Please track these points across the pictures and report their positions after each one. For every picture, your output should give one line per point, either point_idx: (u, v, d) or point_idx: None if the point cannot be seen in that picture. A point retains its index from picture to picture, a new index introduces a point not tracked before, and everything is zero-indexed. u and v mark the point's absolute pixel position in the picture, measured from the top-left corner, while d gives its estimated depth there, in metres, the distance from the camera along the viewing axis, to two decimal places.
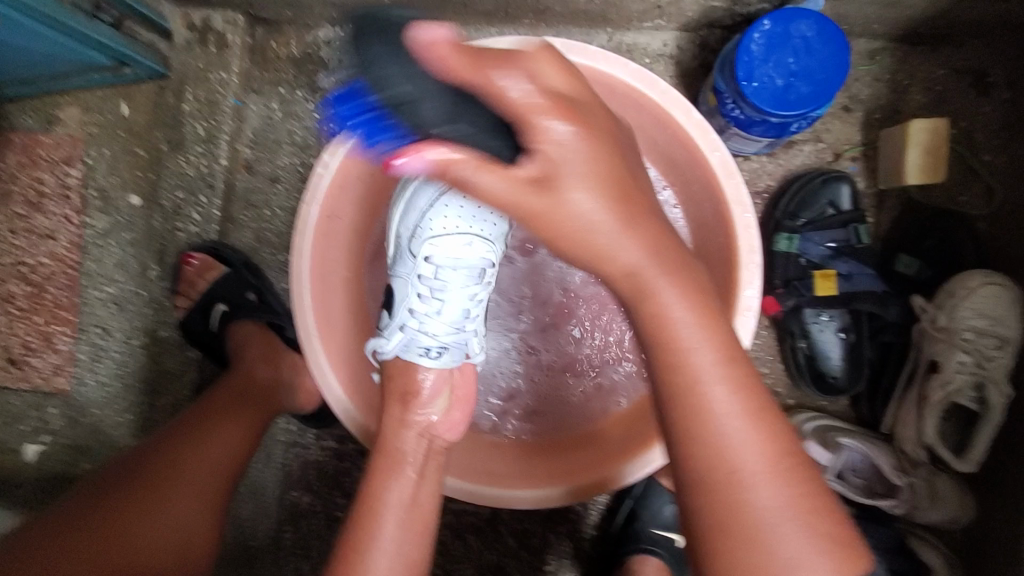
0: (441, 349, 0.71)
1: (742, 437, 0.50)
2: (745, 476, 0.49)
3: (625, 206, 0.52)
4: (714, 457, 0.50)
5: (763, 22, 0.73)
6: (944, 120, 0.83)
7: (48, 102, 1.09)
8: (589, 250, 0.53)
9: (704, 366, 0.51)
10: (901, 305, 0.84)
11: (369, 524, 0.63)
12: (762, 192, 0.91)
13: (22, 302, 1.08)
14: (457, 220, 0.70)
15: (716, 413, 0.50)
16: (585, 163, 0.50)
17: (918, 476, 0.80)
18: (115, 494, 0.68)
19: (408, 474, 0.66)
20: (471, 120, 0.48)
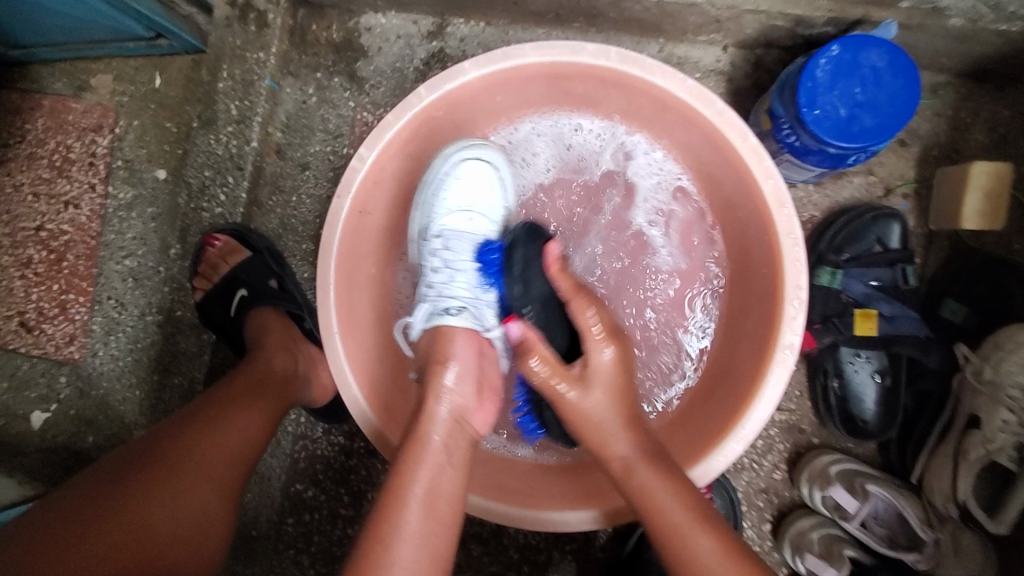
0: (462, 308, 0.71)
1: (705, 550, 0.58)
2: (708, 569, 0.57)
3: (632, 420, 0.65)
4: (685, 571, 0.58)
5: (831, 48, 0.70)
6: (1008, 164, 0.79)
7: (81, 67, 1.07)
8: (597, 443, 0.65)
9: (659, 488, 0.61)
10: (943, 352, 0.81)
11: (397, 511, 0.57)
12: (805, 223, 0.88)
13: (40, 268, 1.07)
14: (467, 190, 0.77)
15: (701, 561, 0.58)
16: (613, 386, 0.65)
17: (944, 532, 0.79)
18: (130, 477, 0.67)
19: (443, 466, 0.61)
20: (556, 325, 0.72)
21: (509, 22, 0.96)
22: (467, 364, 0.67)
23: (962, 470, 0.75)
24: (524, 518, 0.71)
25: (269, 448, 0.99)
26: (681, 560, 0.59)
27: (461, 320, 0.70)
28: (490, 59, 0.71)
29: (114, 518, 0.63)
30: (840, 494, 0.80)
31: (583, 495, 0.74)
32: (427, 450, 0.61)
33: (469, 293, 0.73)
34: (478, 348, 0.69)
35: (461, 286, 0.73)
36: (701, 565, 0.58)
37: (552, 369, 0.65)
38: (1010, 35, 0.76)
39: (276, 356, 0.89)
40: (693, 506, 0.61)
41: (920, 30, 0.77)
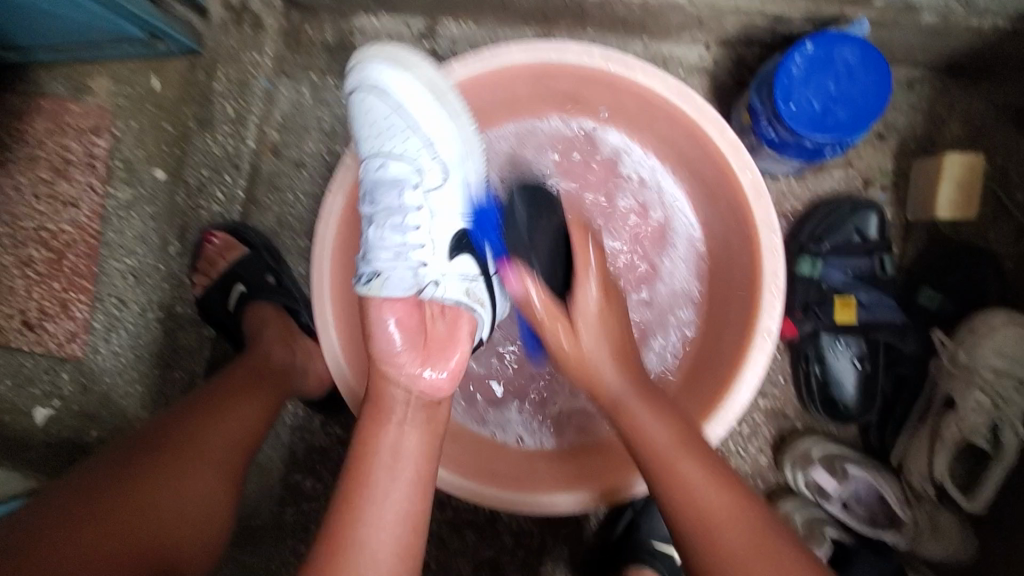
0: (372, 276, 0.64)
1: (655, 423, 0.65)
2: (665, 454, 0.63)
3: (610, 295, 0.72)
4: (644, 440, 0.64)
5: (806, 45, 0.72)
6: (979, 156, 0.83)
7: (80, 70, 1.09)
8: (589, 380, 0.70)
9: (642, 411, 0.66)
10: (920, 338, 0.84)
11: (366, 471, 0.61)
12: (786, 214, 0.90)
13: (41, 267, 1.09)
14: (393, 117, 0.67)
15: (653, 431, 0.64)
16: (598, 321, 0.70)
17: (920, 510, 0.82)
18: (140, 464, 0.69)
19: (403, 427, 0.64)
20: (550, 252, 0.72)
21: (499, 23, 0.98)
22: (399, 328, 0.64)
23: (938, 452, 0.78)
24: (510, 501, 0.73)
25: (268, 440, 1.02)
26: (635, 440, 0.65)
27: (371, 291, 0.64)
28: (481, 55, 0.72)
29: (119, 503, 0.65)
30: (821, 475, 0.84)
31: (568, 477, 0.76)
32: (384, 407, 0.64)
33: (390, 255, 0.65)
34: (407, 315, 0.65)
35: (389, 248, 0.65)
36: (650, 437, 0.64)
37: (550, 316, 0.70)
38: (982, 30, 0.78)
39: (275, 350, 0.92)
40: (676, 429, 0.65)
41: (894, 27, 0.80)
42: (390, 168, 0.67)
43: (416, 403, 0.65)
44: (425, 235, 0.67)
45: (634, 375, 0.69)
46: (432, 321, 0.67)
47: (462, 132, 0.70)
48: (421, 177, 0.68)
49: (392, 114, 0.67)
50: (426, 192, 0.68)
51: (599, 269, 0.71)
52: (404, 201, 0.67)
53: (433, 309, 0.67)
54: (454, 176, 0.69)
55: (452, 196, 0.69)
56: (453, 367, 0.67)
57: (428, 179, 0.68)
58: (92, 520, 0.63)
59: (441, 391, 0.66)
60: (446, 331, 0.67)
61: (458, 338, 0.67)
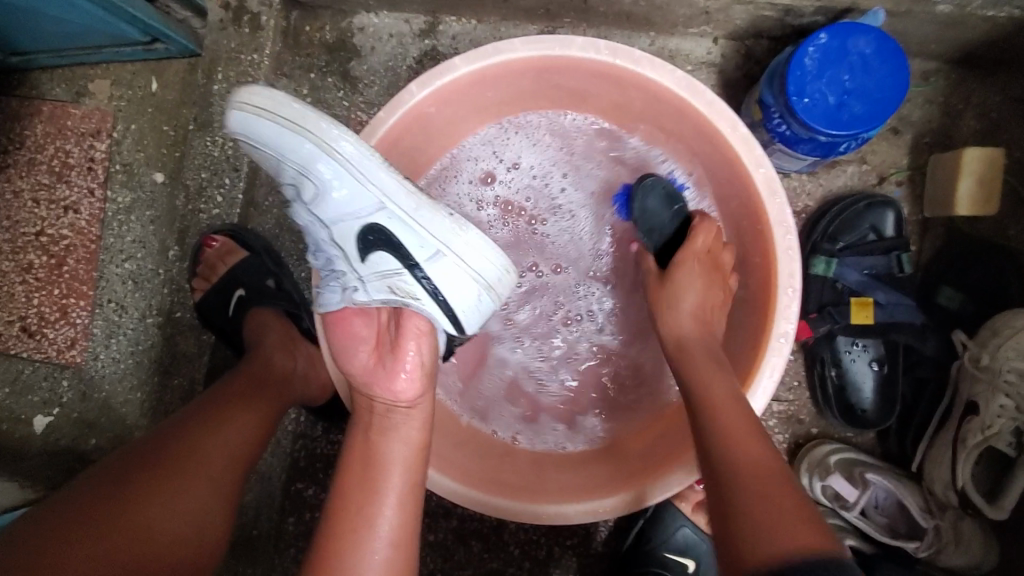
0: (319, 286, 0.71)
1: (727, 392, 0.61)
2: (721, 428, 0.58)
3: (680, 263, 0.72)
4: (710, 416, 0.59)
5: (819, 36, 0.70)
6: (999, 149, 0.80)
7: (79, 73, 1.08)
8: (693, 373, 0.64)
9: (731, 409, 0.59)
10: (940, 338, 0.81)
11: (346, 488, 0.64)
12: (800, 212, 0.88)
13: (40, 273, 1.08)
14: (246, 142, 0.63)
15: (720, 401, 0.60)
16: (692, 324, 0.69)
17: (943, 519, 0.78)
18: (136, 475, 0.67)
19: (382, 438, 0.66)
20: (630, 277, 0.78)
21: (501, 19, 0.96)
22: (359, 342, 0.69)
23: (962, 458, 0.74)
24: (519, 512, 0.71)
25: (269, 448, 0.99)
26: (705, 401, 0.61)
27: (315, 305, 0.71)
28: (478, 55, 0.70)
29: (114, 516, 0.63)
30: (839, 483, 0.80)
31: (585, 487, 0.73)
32: (365, 418, 0.68)
33: (325, 262, 0.69)
34: (355, 321, 0.70)
35: (324, 258, 0.68)
36: (726, 411, 0.59)
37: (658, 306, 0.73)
38: (1000, 19, 0.76)
39: (275, 354, 0.90)
40: (762, 450, 0.56)
41: (909, 17, 0.77)
42: (281, 183, 0.65)
43: (383, 409, 0.68)
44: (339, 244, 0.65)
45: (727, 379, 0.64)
46: (398, 331, 0.69)
47: (308, 132, 0.58)
48: (299, 189, 0.63)
49: (244, 140, 0.62)
50: (309, 208, 0.63)
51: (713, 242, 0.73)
52: (304, 217, 0.65)
53: (403, 320, 0.68)
54: (340, 183, 0.60)
55: (336, 203, 0.61)
56: (408, 363, 0.68)
57: (306, 196, 0.62)
58: (86, 534, 0.61)
59: (405, 396, 0.68)
60: (394, 334, 0.68)
61: (410, 330, 0.68)
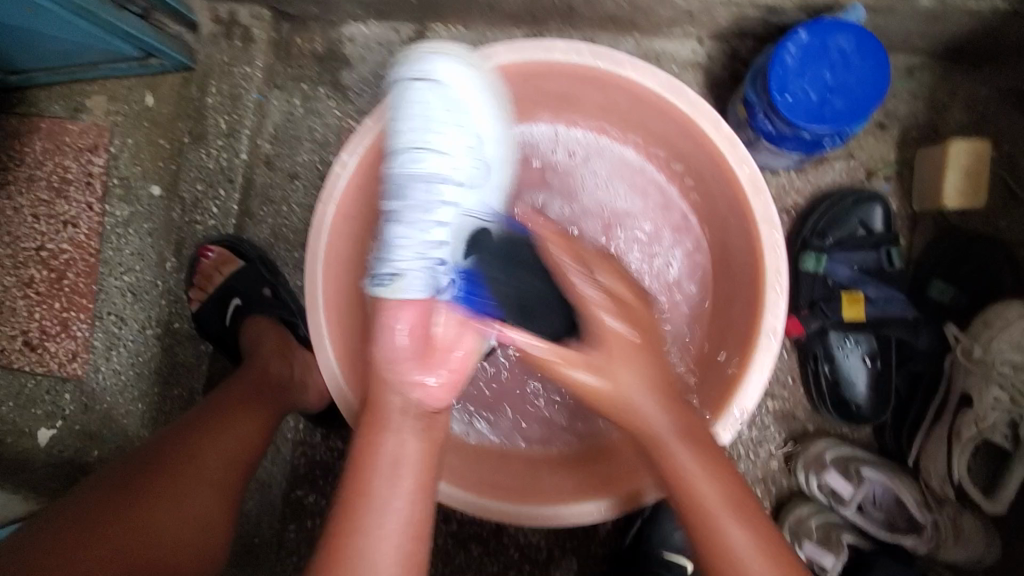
0: (394, 274, 0.59)
1: (694, 469, 0.61)
2: (711, 508, 0.60)
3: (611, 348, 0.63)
4: (685, 492, 0.61)
5: (799, 33, 0.70)
6: (988, 143, 0.80)
7: (75, 90, 1.09)
8: (629, 419, 0.63)
9: (687, 459, 0.61)
10: (932, 332, 0.81)
11: (367, 481, 0.59)
12: (789, 209, 0.88)
13: (41, 287, 1.09)
14: (444, 102, 0.61)
15: (689, 471, 0.61)
16: (641, 384, 0.63)
17: (942, 513, 0.78)
18: (137, 482, 0.68)
19: (398, 434, 0.62)
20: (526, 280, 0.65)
21: (488, 25, 0.96)
22: (409, 331, 0.62)
23: (957, 451, 0.75)
24: (509, 513, 0.71)
25: (269, 456, 1.01)
26: (675, 479, 0.61)
27: (393, 292, 0.60)
28: (477, 52, 0.70)
29: (115, 522, 0.64)
30: (835, 479, 0.81)
31: (579, 488, 0.73)
32: (385, 417, 0.62)
33: (412, 255, 0.59)
34: (422, 313, 0.61)
35: (411, 248, 0.58)
36: (699, 493, 0.60)
37: (562, 357, 0.63)
38: (983, 12, 0.76)
39: (272, 362, 0.91)
40: (721, 474, 0.61)
41: (891, 13, 0.77)
42: (426, 161, 0.60)
43: (415, 412, 0.63)
44: (454, 236, 0.60)
45: (678, 410, 0.63)
46: (441, 322, 0.65)
47: (502, 133, 0.66)
48: (460, 175, 0.61)
49: (437, 104, 0.60)
50: (465, 192, 0.61)
51: (569, 257, 0.66)
52: (429, 198, 0.59)
53: (446, 310, 0.64)
54: (488, 184, 0.65)
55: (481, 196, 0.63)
56: (454, 372, 0.66)
57: (466, 180, 0.62)
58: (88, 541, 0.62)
59: (440, 400, 0.66)
60: (452, 335, 0.65)
61: (462, 344, 0.66)
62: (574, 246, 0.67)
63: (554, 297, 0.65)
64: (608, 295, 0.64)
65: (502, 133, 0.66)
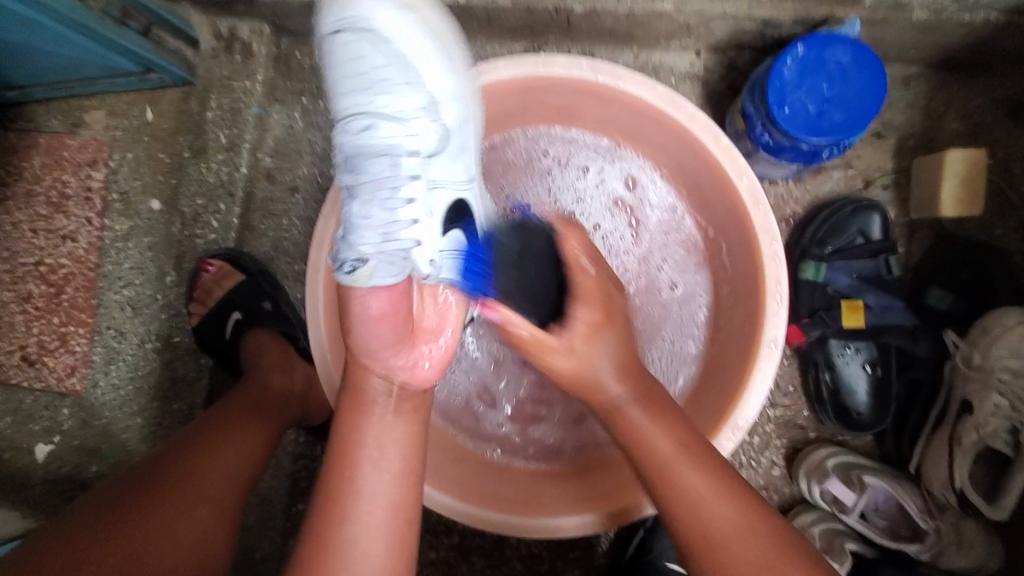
0: (358, 263, 0.52)
1: (648, 426, 0.63)
2: (669, 463, 0.61)
3: (595, 325, 0.66)
4: (641, 444, 0.63)
5: (796, 47, 0.71)
6: (982, 151, 0.81)
7: (75, 105, 1.10)
8: (590, 385, 0.66)
9: (644, 421, 0.63)
10: (932, 340, 0.82)
11: (350, 468, 0.59)
12: (787, 218, 0.88)
13: (40, 302, 1.09)
14: (386, 58, 0.56)
15: (642, 427, 0.63)
16: (609, 354, 0.66)
17: (943, 520, 0.78)
18: (137, 501, 0.67)
19: (380, 414, 0.61)
20: (532, 257, 0.64)
21: (487, 39, 0.96)
22: (384, 315, 0.57)
23: (958, 456, 0.75)
24: (495, 523, 0.71)
25: (269, 470, 1.00)
26: (635, 444, 0.63)
27: (357, 281, 0.53)
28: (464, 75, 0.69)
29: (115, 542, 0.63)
30: (837, 486, 0.81)
31: (576, 498, 0.73)
32: (368, 396, 0.61)
33: (376, 236, 0.52)
34: (400, 295, 0.57)
35: (375, 228, 0.51)
36: (653, 445, 0.62)
37: (538, 338, 0.65)
38: (975, 24, 0.77)
39: (273, 377, 0.91)
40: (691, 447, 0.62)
41: (885, 25, 0.79)
42: (379, 130, 0.54)
43: (398, 393, 0.62)
44: (422, 206, 0.54)
45: (633, 380, 0.66)
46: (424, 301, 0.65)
47: (464, 92, 0.62)
48: (421, 140, 0.56)
49: (387, 63, 0.56)
50: (425, 158, 0.56)
51: (584, 253, 0.68)
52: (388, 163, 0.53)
53: (429, 291, 0.65)
54: (456, 149, 0.61)
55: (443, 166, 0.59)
56: (444, 347, 0.65)
57: (421, 142, 0.56)
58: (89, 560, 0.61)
59: (426, 380, 0.63)
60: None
61: (447, 321, 0.65)
62: (573, 226, 0.70)
63: (552, 279, 0.66)
64: (594, 286, 0.67)
65: (466, 92, 0.63)
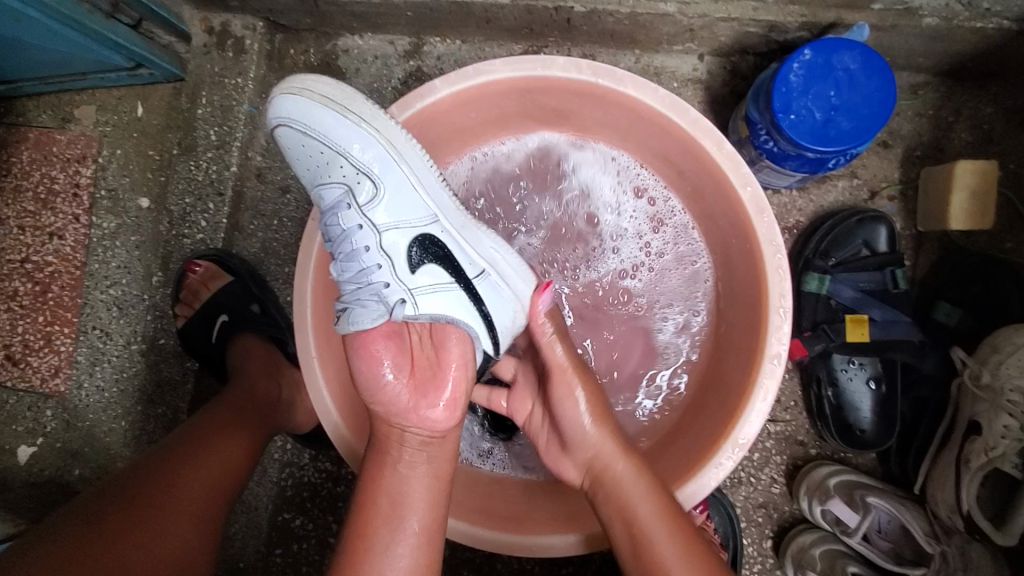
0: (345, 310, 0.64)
1: (636, 492, 0.61)
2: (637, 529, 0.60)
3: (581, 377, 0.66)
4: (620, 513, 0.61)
5: (803, 52, 0.69)
6: (994, 163, 0.78)
7: (64, 99, 1.07)
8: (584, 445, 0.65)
9: (625, 477, 0.62)
10: (938, 356, 0.80)
11: (369, 519, 0.60)
12: (791, 228, 0.86)
13: (25, 300, 1.06)
14: (297, 145, 0.66)
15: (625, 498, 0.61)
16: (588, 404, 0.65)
17: (950, 545, 0.74)
18: (125, 510, 0.65)
19: (398, 471, 0.62)
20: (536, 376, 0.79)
21: (485, 40, 0.94)
22: (393, 367, 0.62)
23: (966, 479, 0.71)
24: (484, 540, 0.68)
25: (254, 477, 0.98)
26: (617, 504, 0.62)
27: (343, 328, 0.63)
28: (411, 99, 0.68)
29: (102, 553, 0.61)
30: (839, 508, 0.78)
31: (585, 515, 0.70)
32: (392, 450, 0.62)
33: (355, 286, 0.65)
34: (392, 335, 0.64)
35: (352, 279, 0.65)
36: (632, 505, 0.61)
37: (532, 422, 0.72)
38: (987, 31, 0.74)
39: (259, 381, 0.89)
40: (664, 505, 0.61)
41: (894, 31, 0.76)
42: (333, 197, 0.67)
43: (420, 440, 0.62)
44: (381, 253, 0.65)
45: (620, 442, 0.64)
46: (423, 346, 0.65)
47: (377, 133, 0.64)
48: (361, 193, 0.65)
49: (311, 146, 0.66)
50: (364, 207, 0.65)
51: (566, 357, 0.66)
52: (344, 225, 0.65)
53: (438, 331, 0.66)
54: (404, 182, 0.65)
55: (393, 207, 0.65)
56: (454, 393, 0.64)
57: (362, 195, 0.65)
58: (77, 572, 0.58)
59: (441, 425, 0.63)
60: (434, 353, 0.65)
61: (447, 361, 0.65)
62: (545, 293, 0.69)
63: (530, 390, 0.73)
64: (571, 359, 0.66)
65: (376, 135, 0.64)
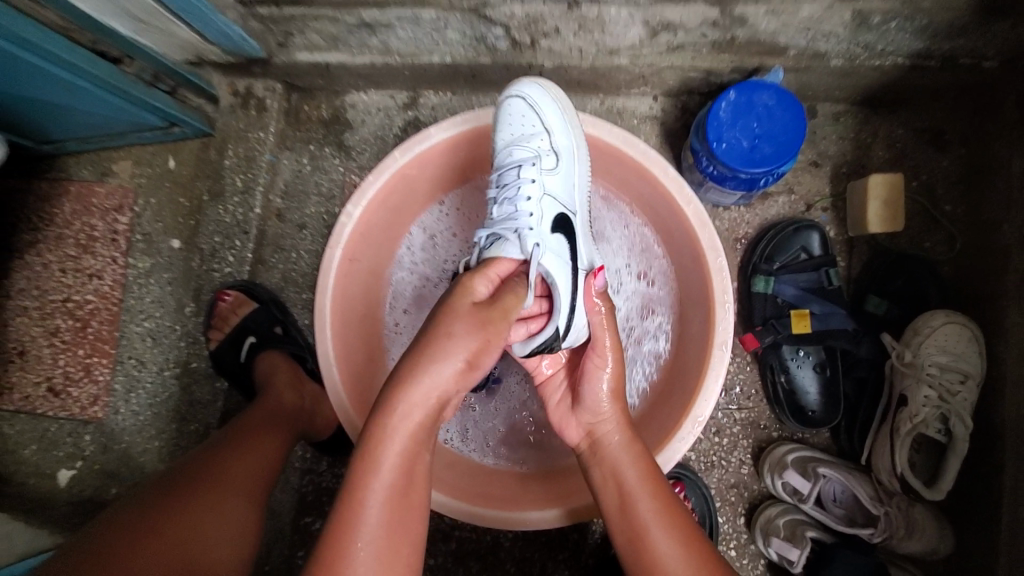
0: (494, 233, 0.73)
1: (628, 465, 0.71)
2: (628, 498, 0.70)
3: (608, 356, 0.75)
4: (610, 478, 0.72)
5: (730, 93, 0.84)
6: (898, 175, 0.92)
7: (104, 156, 1.22)
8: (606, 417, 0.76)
9: (616, 447, 0.73)
10: (872, 342, 0.92)
11: (360, 505, 0.57)
12: (740, 239, 0.99)
13: (67, 336, 1.17)
14: (528, 116, 0.80)
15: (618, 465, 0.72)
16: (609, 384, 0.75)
17: (892, 505, 0.86)
18: (179, 496, 0.74)
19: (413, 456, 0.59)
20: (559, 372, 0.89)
21: (471, 91, 1.10)
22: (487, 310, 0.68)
23: (897, 444, 0.84)
24: (481, 516, 0.79)
25: (278, 485, 1.08)
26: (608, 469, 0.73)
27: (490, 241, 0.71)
28: (411, 144, 0.83)
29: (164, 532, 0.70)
30: (794, 479, 0.89)
31: (561, 494, 0.81)
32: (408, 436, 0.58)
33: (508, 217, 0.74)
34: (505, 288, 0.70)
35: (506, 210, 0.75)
36: (623, 476, 0.71)
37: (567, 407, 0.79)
38: (886, 67, 0.89)
39: (282, 393, 1.00)
40: (648, 472, 0.71)
41: (809, 71, 0.92)
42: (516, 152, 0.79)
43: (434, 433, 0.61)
44: (535, 207, 0.76)
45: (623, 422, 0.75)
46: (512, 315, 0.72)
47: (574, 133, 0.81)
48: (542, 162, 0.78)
49: (527, 117, 0.80)
50: (542, 171, 0.78)
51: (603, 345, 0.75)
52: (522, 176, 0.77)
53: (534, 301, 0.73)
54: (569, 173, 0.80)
55: (560, 186, 0.78)
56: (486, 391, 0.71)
57: (544, 164, 0.78)
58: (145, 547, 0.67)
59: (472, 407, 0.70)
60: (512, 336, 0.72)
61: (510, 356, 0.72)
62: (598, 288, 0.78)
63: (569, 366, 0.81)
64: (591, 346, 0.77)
65: (574, 131, 0.81)
